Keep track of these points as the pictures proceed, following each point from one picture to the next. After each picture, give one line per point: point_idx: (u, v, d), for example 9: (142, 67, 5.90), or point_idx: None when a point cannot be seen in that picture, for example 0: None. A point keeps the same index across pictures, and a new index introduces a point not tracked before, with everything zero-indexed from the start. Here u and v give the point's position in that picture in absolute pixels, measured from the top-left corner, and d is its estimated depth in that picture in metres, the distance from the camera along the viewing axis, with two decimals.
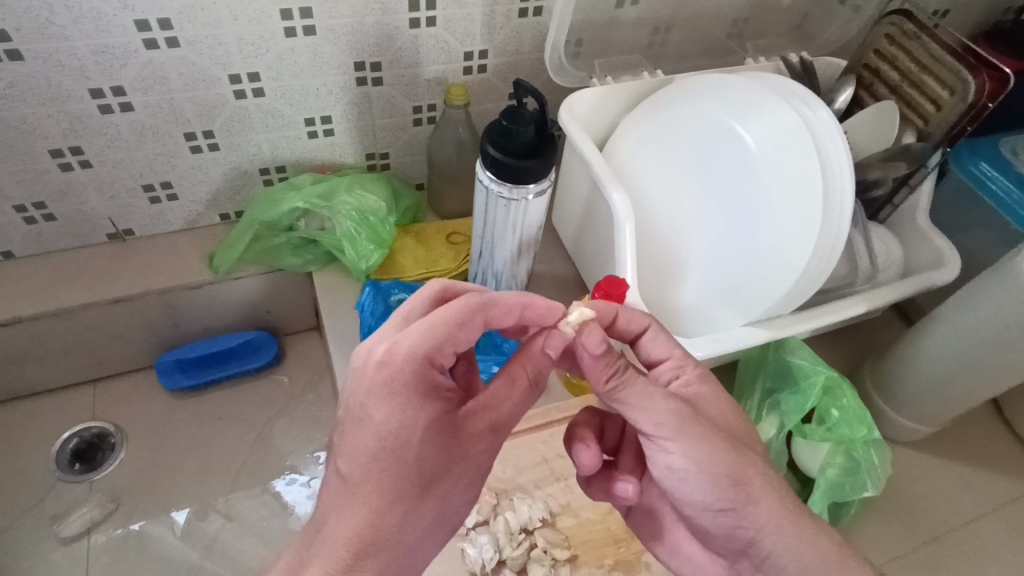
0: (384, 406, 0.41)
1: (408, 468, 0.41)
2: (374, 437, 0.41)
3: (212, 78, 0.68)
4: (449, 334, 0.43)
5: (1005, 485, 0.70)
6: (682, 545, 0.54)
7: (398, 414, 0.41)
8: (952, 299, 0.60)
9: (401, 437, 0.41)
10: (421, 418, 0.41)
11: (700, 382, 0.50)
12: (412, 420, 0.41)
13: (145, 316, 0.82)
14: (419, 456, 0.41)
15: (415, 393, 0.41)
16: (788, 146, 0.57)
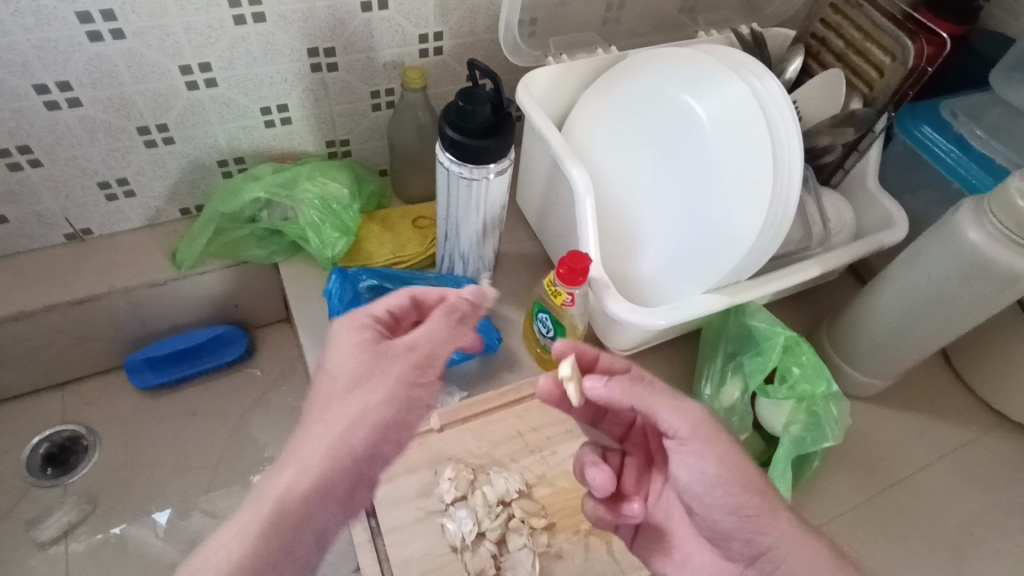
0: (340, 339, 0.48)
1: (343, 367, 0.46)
2: (326, 363, 0.48)
3: (162, 69, 0.66)
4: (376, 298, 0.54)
5: (955, 432, 0.73)
6: (693, 559, 0.55)
7: (346, 340, 0.48)
8: (896, 260, 0.64)
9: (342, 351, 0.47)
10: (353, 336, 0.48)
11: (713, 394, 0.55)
12: (355, 341, 0.47)
13: (109, 315, 0.81)
14: (357, 369, 0.46)
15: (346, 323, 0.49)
16: (737, 115, 0.59)
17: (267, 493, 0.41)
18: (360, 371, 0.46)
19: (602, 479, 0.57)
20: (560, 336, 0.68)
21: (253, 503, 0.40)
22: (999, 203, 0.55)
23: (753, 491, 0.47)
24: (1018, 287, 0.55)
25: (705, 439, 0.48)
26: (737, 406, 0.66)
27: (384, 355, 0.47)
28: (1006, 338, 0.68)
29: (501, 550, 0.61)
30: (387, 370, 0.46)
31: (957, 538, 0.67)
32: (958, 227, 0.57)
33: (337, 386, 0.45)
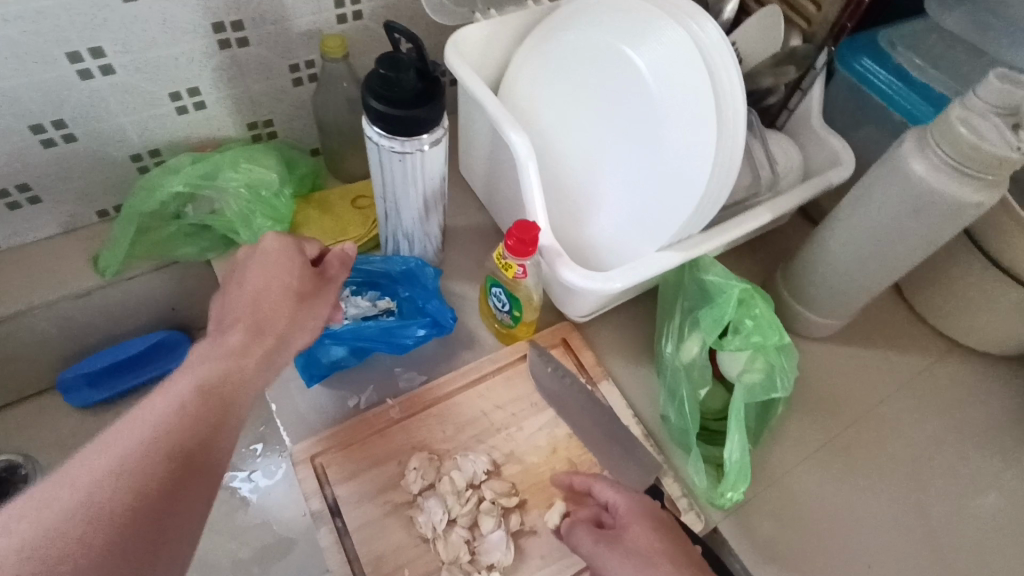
0: (256, 277, 0.53)
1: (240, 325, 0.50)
2: (246, 283, 0.53)
3: (47, 58, 0.59)
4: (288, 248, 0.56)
5: (909, 362, 0.75)
6: None
7: (268, 264, 0.54)
8: (846, 198, 0.63)
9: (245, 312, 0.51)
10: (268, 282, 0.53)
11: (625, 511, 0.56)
12: (277, 265, 0.54)
13: (33, 334, 0.75)
14: (274, 301, 0.52)
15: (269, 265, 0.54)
16: (676, 62, 0.55)
17: (159, 409, 0.43)
18: (277, 295, 0.53)
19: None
20: (516, 310, 0.66)
21: (143, 412, 0.43)
22: (942, 134, 0.54)
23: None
24: (964, 216, 0.55)
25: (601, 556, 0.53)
26: (697, 361, 0.65)
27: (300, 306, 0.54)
28: (954, 267, 0.68)
29: (475, 535, 0.60)
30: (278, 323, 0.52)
31: (916, 465, 0.68)
32: (903, 161, 0.56)
33: (248, 313, 0.51)
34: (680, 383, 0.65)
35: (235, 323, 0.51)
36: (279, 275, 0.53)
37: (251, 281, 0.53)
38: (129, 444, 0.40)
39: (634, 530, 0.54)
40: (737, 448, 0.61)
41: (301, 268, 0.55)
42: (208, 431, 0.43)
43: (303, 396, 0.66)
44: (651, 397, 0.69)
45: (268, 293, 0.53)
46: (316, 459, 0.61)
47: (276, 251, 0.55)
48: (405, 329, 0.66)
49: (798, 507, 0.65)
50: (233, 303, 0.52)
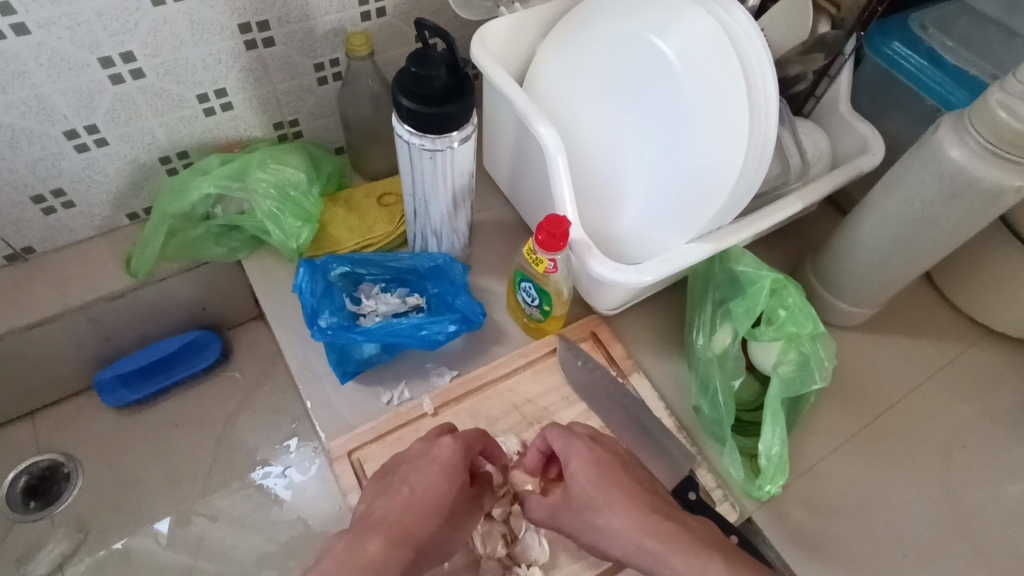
0: (417, 477, 0.54)
1: (412, 530, 0.52)
2: (413, 484, 0.54)
3: (80, 64, 0.60)
4: (463, 446, 0.57)
5: (941, 349, 0.74)
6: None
7: (432, 474, 0.55)
8: (878, 185, 0.62)
9: (418, 516, 0.53)
10: (439, 504, 0.54)
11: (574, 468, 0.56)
12: (441, 480, 0.54)
13: (69, 335, 0.76)
14: (428, 512, 0.53)
15: (447, 479, 0.55)
16: (705, 52, 0.55)
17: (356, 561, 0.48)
18: (434, 511, 0.53)
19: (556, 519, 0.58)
20: (546, 305, 0.66)
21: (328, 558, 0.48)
22: (979, 118, 0.53)
23: (647, 528, 0.50)
24: (1002, 201, 0.54)
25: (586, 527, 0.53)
26: (729, 352, 0.65)
27: (454, 476, 0.55)
28: (987, 252, 0.67)
29: (511, 531, 0.61)
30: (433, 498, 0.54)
31: (948, 452, 0.68)
32: (939, 147, 0.55)
33: (409, 524, 0.52)
34: (713, 375, 0.65)
35: (394, 519, 0.52)
36: (442, 486, 0.54)
37: (416, 480, 0.54)
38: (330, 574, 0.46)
39: (580, 479, 0.54)
40: (775, 441, 0.61)
41: (459, 484, 0.56)
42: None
43: (336, 392, 0.67)
44: (682, 389, 0.69)
45: (435, 508, 0.54)
46: (353, 454, 0.63)
47: (442, 459, 0.55)
48: (435, 325, 0.66)
49: (829, 495, 0.65)
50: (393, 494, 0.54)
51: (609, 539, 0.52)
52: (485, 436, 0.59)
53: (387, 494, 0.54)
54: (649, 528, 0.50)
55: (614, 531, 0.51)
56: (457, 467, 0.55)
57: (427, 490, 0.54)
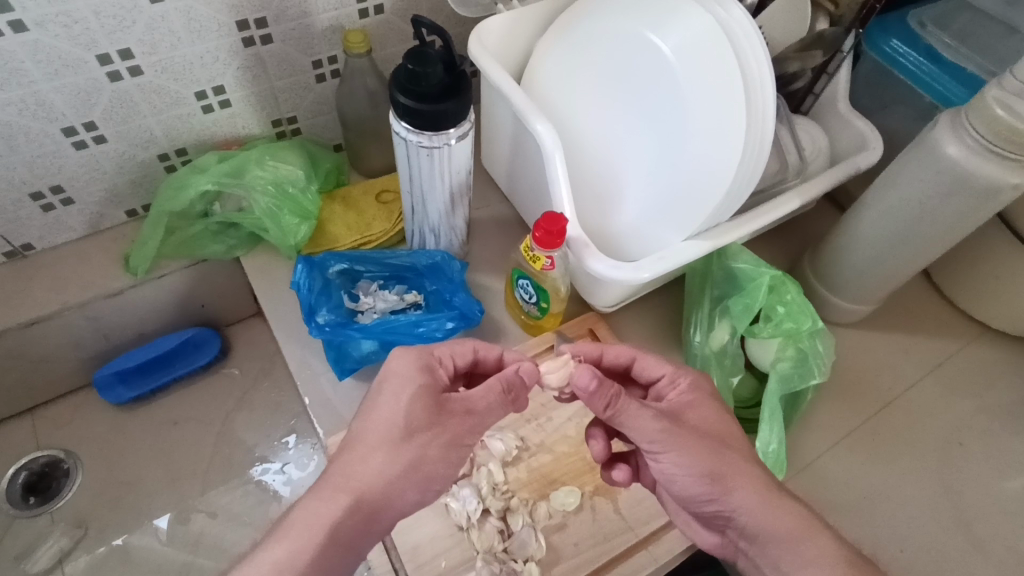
0: (372, 397, 0.51)
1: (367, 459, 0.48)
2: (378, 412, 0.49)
3: (78, 61, 0.60)
4: (422, 353, 0.53)
5: (939, 346, 0.74)
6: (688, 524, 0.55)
7: (392, 393, 0.50)
8: (877, 181, 0.62)
9: (372, 441, 0.48)
10: (394, 419, 0.49)
11: (691, 393, 0.54)
12: (394, 393, 0.50)
13: (69, 333, 0.76)
14: (382, 450, 0.48)
15: (399, 390, 0.50)
16: (703, 50, 0.55)
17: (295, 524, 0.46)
18: (384, 446, 0.48)
19: (598, 446, 0.60)
20: (543, 302, 0.66)
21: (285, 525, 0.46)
22: (976, 114, 0.53)
23: (708, 478, 0.49)
24: (1000, 197, 0.54)
25: (664, 445, 0.50)
26: (727, 348, 0.66)
27: (406, 391, 0.50)
28: (986, 249, 0.67)
29: (507, 529, 0.61)
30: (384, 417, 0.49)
31: (946, 448, 0.68)
32: (936, 143, 0.55)
33: (356, 461, 0.48)
34: (711, 372, 0.66)
35: (357, 471, 0.47)
36: (397, 398, 0.50)
37: (379, 399, 0.50)
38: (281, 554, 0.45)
39: (698, 413, 0.53)
40: (773, 437, 0.61)
41: (420, 394, 0.50)
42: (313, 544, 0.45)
43: (335, 389, 0.68)
44: None
45: (387, 432, 0.48)
46: None
47: (396, 370, 0.51)
48: (433, 322, 0.67)
49: (827, 493, 0.65)
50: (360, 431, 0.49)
51: (666, 480, 0.51)
52: (472, 347, 0.57)
53: (355, 420, 0.51)
54: (711, 480, 0.49)
55: (670, 474, 0.51)
56: (416, 375, 0.51)
57: (379, 408, 0.50)
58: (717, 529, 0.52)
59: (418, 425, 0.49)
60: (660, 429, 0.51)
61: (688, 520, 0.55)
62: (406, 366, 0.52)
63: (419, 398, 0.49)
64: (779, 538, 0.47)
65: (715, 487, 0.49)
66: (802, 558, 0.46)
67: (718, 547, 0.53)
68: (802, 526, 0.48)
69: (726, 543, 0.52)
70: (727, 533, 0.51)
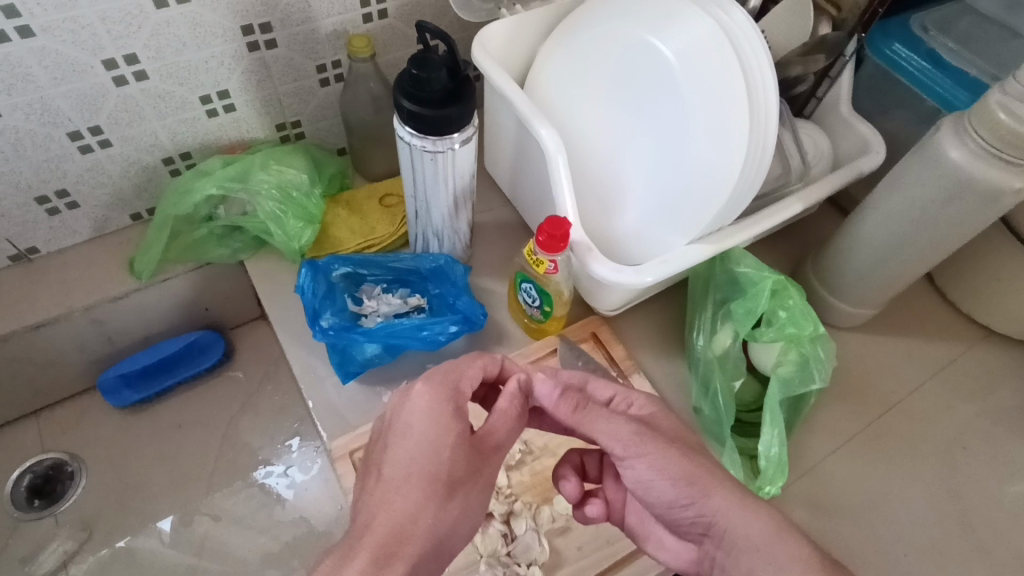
0: (400, 436, 0.48)
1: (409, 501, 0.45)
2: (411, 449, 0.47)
3: (84, 67, 0.61)
4: (443, 384, 0.51)
5: (942, 350, 0.74)
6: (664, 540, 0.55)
7: (422, 427, 0.48)
8: (879, 185, 0.62)
9: (413, 484, 0.46)
10: (430, 458, 0.47)
11: (648, 405, 0.54)
12: (425, 430, 0.47)
13: (74, 336, 0.77)
14: (417, 486, 0.46)
15: (430, 425, 0.48)
16: (706, 53, 0.55)
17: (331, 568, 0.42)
18: (420, 485, 0.46)
19: (571, 489, 0.58)
20: (546, 306, 0.66)
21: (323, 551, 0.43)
22: (979, 119, 0.53)
23: (685, 481, 0.49)
24: (1002, 201, 0.54)
25: (635, 446, 0.50)
26: (730, 352, 0.65)
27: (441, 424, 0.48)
28: (988, 253, 0.67)
29: (510, 533, 0.61)
30: (418, 461, 0.46)
31: (948, 452, 0.68)
32: (938, 147, 0.55)
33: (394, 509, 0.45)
34: (714, 376, 0.66)
35: (396, 515, 0.44)
36: (430, 434, 0.47)
37: (408, 435, 0.48)
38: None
39: (662, 420, 0.53)
40: (773, 441, 0.61)
41: (450, 429, 0.48)
42: None
43: (339, 392, 0.68)
44: (683, 389, 0.69)
45: (422, 470, 0.46)
46: (354, 454, 0.63)
47: (419, 406, 0.49)
48: (436, 325, 0.67)
49: (830, 497, 0.65)
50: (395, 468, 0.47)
51: (643, 487, 0.50)
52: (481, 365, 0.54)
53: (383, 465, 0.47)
54: (687, 483, 0.49)
55: (646, 480, 0.50)
56: (442, 409, 0.49)
57: (412, 447, 0.47)
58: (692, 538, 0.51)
59: (454, 462, 0.47)
60: (633, 431, 0.50)
61: (659, 539, 0.56)
62: (431, 401, 0.49)
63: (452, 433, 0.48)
64: (753, 543, 0.47)
65: (688, 491, 0.49)
66: (774, 562, 0.45)
67: (693, 555, 0.53)
68: (777, 531, 0.47)
69: (700, 554, 0.51)
70: (704, 541, 0.50)
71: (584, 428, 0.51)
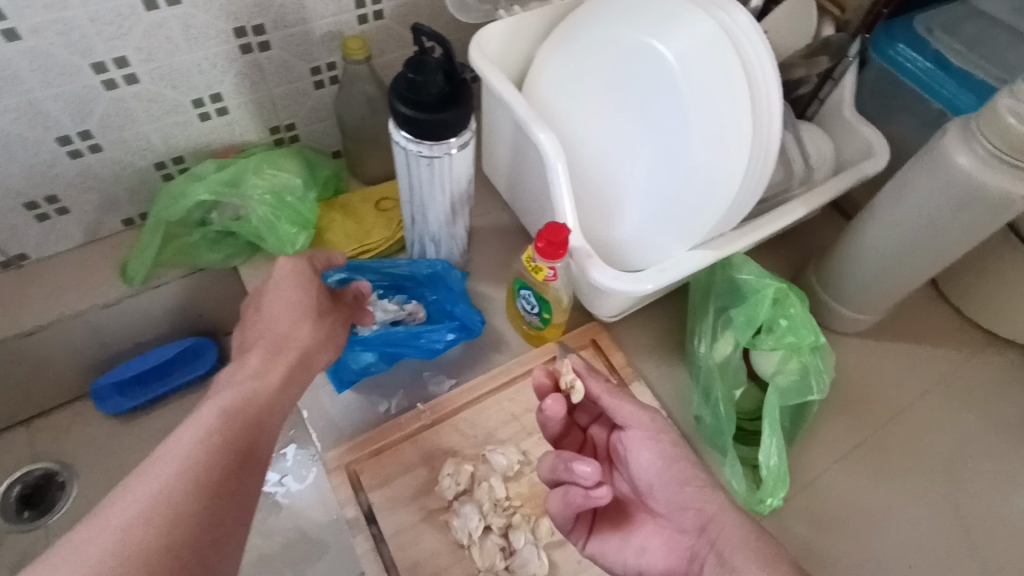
0: (265, 309, 0.56)
1: (267, 360, 0.52)
2: (259, 326, 0.54)
3: (73, 69, 0.59)
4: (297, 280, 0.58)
5: (946, 357, 0.73)
6: (648, 542, 0.55)
7: (266, 308, 0.55)
8: (884, 190, 0.61)
9: (269, 347, 0.53)
10: (283, 324, 0.55)
11: None
12: (279, 308, 0.55)
13: (65, 343, 0.75)
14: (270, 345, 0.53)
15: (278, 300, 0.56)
16: (707, 57, 0.54)
17: (168, 452, 0.43)
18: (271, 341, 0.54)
19: (591, 469, 0.51)
20: (545, 313, 0.65)
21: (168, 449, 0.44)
22: (988, 125, 0.52)
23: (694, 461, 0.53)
24: (1012, 208, 0.53)
25: (660, 427, 0.54)
26: (730, 361, 0.64)
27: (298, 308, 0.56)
28: (995, 259, 0.66)
29: (510, 546, 0.60)
30: (269, 330, 0.54)
31: (952, 461, 0.67)
32: (946, 153, 0.54)
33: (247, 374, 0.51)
34: (715, 385, 0.64)
35: (244, 383, 0.50)
36: (281, 312, 0.55)
37: (260, 315, 0.55)
38: (169, 476, 0.42)
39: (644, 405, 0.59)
40: (773, 453, 0.60)
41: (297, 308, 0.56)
42: (215, 450, 0.44)
43: (334, 402, 0.66)
44: (684, 398, 0.68)
45: (273, 337, 0.54)
46: (351, 465, 0.61)
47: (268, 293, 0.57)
48: (433, 333, 0.67)
49: (831, 510, 0.64)
50: (252, 348, 0.53)
51: None
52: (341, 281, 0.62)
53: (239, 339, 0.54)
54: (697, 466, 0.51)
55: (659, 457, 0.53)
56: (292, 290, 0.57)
57: (269, 319, 0.55)
58: (686, 527, 0.53)
59: (296, 326, 0.55)
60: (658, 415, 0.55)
61: (644, 542, 0.55)
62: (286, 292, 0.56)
63: (291, 306, 0.56)
64: None
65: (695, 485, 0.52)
66: None
67: (685, 551, 0.53)
68: None
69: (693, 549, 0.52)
70: (698, 534, 0.52)
71: (615, 403, 0.55)
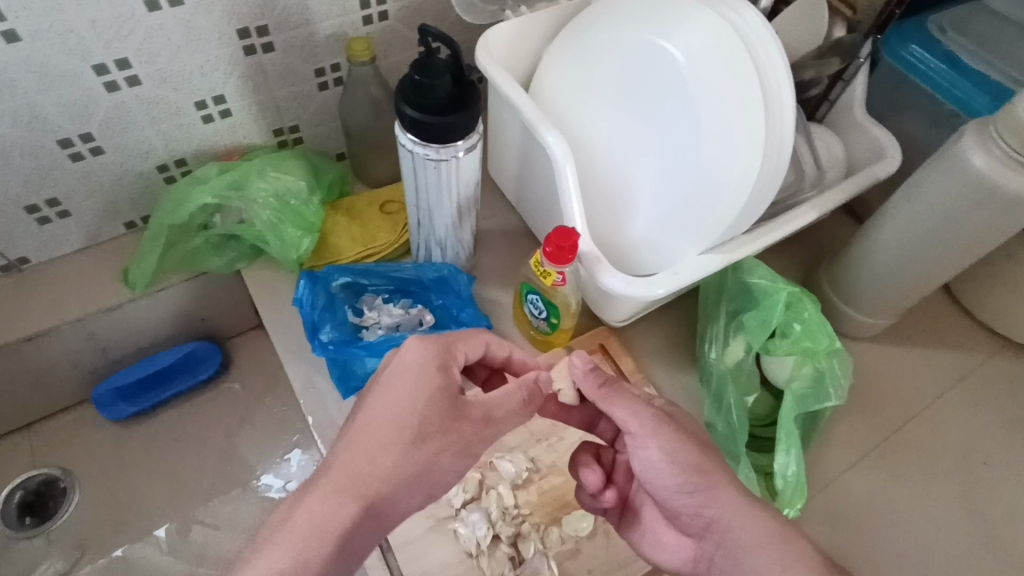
0: (389, 389, 0.49)
1: (382, 462, 0.47)
2: (370, 411, 0.49)
3: (72, 73, 0.58)
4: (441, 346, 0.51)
5: (959, 360, 0.72)
6: (662, 539, 0.54)
7: (393, 390, 0.49)
8: (898, 192, 0.60)
9: (392, 438, 0.47)
10: (414, 410, 0.48)
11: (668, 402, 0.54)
12: (400, 389, 0.48)
13: (66, 348, 0.74)
14: (389, 448, 0.47)
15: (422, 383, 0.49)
16: (718, 57, 0.53)
17: (271, 559, 0.43)
18: (395, 445, 0.47)
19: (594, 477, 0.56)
20: (554, 317, 0.64)
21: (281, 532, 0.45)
22: (1006, 125, 0.51)
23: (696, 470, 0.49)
24: None
25: (658, 429, 0.50)
26: (743, 365, 0.64)
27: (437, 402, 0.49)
28: (1010, 261, 0.65)
29: (518, 555, 0.59)
30: (400, 419, 0.48)
31: (967, 465, 0.66)
32: (962, 154, 0.53)
33: (359, 463, 0.47)
34: (726, 390, 0.63)
35: (360, 470, 0.46)
36: (403, 399, 0.48)
37: (377, 402, 0.49)
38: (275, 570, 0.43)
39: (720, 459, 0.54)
40: (791, 462, 0.59)
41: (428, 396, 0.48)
42: (313, 548, 0.44)
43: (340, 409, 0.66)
44: (694, 403, 0.67)
45: (394, 433, 0.47)
46: None
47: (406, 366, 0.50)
48: None
49: (845, 516, 0.63)
50: (356, 436, 0.48)
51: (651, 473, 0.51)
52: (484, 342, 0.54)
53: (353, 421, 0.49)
54: (698, 472, 0.49)
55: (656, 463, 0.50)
56: (428, 372, 0.49)
57: (388, 405, 0.48)
58: (689, 531, 0.51)
59: (432, 428, 0.48)
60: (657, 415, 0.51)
61: (659, 538, 0.55)
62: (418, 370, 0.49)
63: (430, 399, 0.48)
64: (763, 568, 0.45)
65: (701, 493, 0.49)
66: None
67: (691, 552, 0.52)
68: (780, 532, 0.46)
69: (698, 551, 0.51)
70: (702, 536, 0.50)
71: (609, 403, 0.52)
